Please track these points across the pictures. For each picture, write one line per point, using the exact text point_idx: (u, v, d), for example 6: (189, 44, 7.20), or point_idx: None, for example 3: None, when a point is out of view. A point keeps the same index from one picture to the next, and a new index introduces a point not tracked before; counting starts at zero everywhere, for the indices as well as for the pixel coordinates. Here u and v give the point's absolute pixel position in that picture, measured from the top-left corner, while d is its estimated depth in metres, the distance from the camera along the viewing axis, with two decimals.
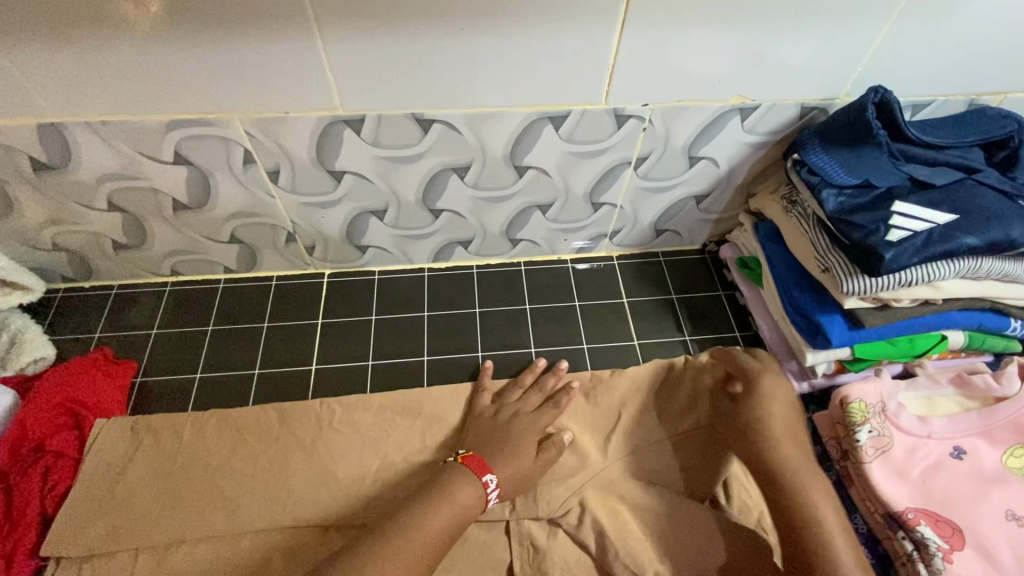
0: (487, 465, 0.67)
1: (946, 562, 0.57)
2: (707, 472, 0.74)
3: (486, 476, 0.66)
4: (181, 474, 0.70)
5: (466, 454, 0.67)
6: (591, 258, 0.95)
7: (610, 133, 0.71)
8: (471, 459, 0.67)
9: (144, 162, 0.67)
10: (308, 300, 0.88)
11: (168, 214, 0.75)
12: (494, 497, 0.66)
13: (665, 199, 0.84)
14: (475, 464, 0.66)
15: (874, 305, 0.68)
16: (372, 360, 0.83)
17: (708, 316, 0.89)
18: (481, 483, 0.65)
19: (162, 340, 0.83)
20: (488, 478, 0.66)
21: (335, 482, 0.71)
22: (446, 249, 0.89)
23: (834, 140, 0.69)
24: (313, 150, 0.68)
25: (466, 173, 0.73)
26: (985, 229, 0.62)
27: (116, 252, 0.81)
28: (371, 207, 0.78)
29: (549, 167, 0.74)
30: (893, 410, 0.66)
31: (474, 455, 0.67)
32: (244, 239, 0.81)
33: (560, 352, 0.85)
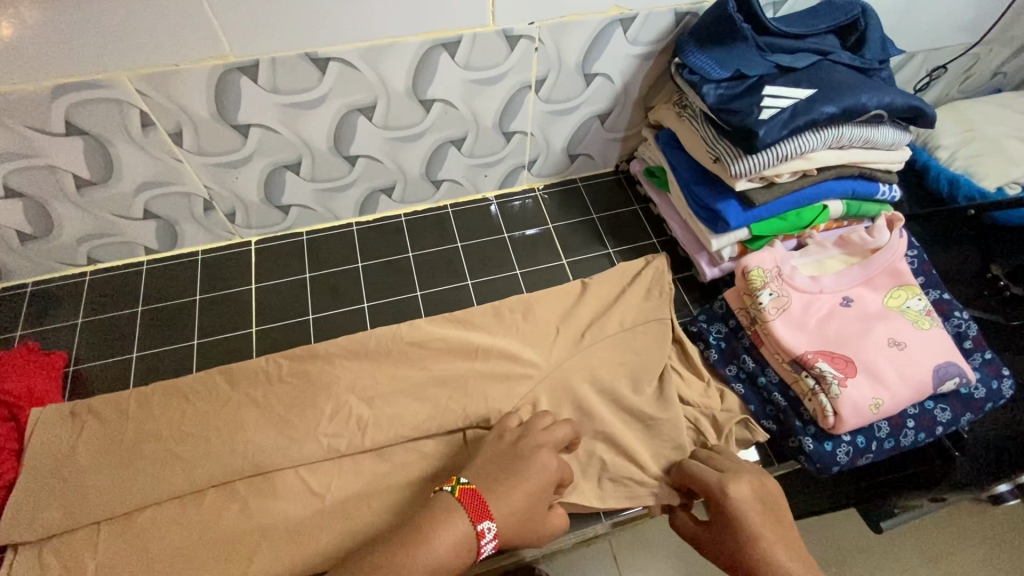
0: (486, 509, 0.56)
1: (841, 387, 0.66)
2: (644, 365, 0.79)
3: (483, 522, 0.55)
4: (130, 447, 0.70)
5: (466, 487, 0.58)
6: (514, 192, 0.98)
7: (504, 56, 0.74)
8: (467, 494, 0.57)
9: (34, 138, 0.65)
10: (239, 268, 0.88)
11: (71, 193, 0.73)
12: (489, 549, 0.56)
13: (572, 122, 0.88)
14: (473, 503, 0.56)
15: (761, 185, 0.76)
16: (313, 314, 0.85)
17: (627, 228, 0.95)
18: (476, 531, 0.55)
19: (90, 328, 0.81)
20: (485, 525, 0.55)
21: (291, 428, 0.72)
22: (370, 200, 0.90)
23: (707, 40, 0.76)
24: (212, 104, 0.68)
25: (372, 112, 0.75)
26: (840, 98, 0.70)
27: (22, 245, 0.78)
28: (284, 160, 0.78)
29: (453, 97, 0.77)
30: (788, 273, 0.74)
31: (472, 493, 0.58)
32: (159, 213, 0.80)
33: (495, 281, 0.90)
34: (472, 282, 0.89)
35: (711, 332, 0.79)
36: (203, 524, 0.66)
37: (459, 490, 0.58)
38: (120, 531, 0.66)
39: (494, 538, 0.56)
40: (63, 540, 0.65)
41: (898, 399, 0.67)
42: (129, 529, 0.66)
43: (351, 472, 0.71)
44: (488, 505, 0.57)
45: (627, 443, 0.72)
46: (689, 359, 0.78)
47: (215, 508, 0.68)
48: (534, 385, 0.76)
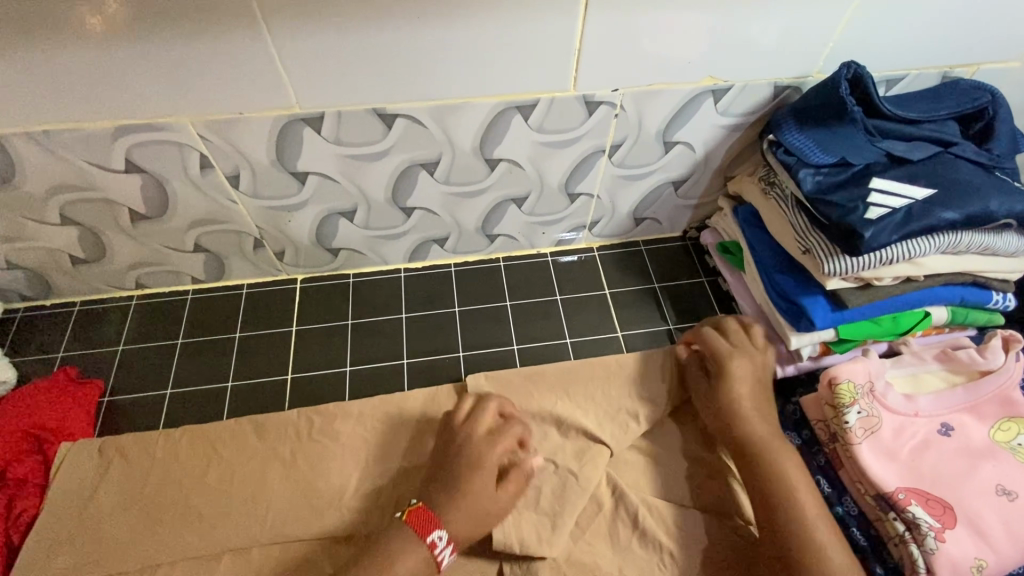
0: (432, 522, 0.58)
1: (938, 541, 0.56)
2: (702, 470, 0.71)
3: (431, 534, 0.57)
4: (154, 494, 0.67)
5: (415, 509, 0.58)
6: (572, 250, 0.92)
7: (581, 120, 0.69)
8: (416, 512, 0.58)
9: (95, 172, 0.64)
10: (281, 306, 0.85)
11: (125, 224, 0.72)
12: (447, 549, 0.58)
13: (643, 187, 0.82)
14: (420, 520, 0.58)
15: (857, 285, 0.67)
16: (350, 365, 0.80)
17: (691, 303, 0.87)
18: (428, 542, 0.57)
19: (129, 356, 0.80)
20: (434, 535, 0.57)
21: (316, 493, 0.68)
22: (422, 248, 0.86)
23: (810, 119, 0.68)
24: (273, 152, 0.65)
25: (435, 168, 0.71)
26: (963, 204, 0.61)
27: (74, 267, 0.78)
28: (339, 207, 0.75)
29: (521, 158, 0.72)
30: (879, 390, 0.66)
31: (419, 506, 0.59)
32: (210, 247, 0.78)
33: (543, 348, 0.83)
34: (519, 346, 0.83)
35: None
36: None
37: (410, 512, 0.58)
38: None
39: (446, 543, 0.58)
40: None
41: (1007, 562, 0.57)
42: None
43: None
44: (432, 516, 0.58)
45: (678, 561, 0.64)
46: None
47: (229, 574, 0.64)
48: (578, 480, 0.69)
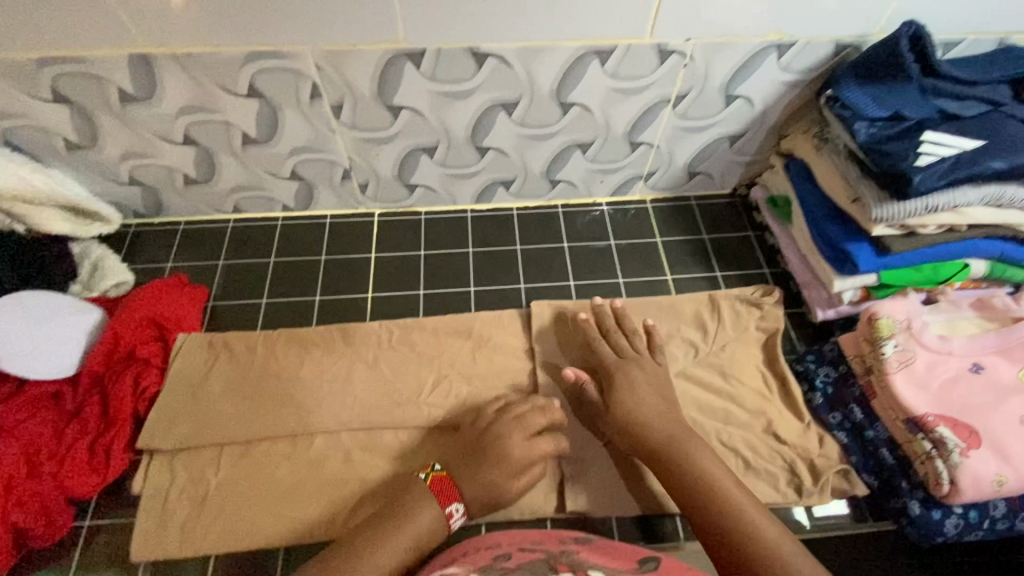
0: (454, 492, 0.64)
1: (962, 457, 0.62)
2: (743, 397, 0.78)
3: (451, 505, 0.63)
4: (256, 382, 0.77)
5: (437, 475, 0.64)
6: (624, 202, 0.97)
7: (652, 68, 0.75)
8: (438, 482, 0.64)
9: (220, 95, 0.72)
10: (360, 235, 0.94)
11: (236, 146, 0.80)
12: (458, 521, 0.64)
13: (701, 140, 0.88)
14: (442, 490, 0.63)
15: (901, 233, 0.73)
16: (423, 290, 0.89)
17: (739, 253, 0.93)
18: (445, 510, 0.62)
19: (229, 270, 0.89)
20: (453, 507, 0.63)
21: (395, 392, 0.77)
22: (489, 190, 0.94)
23: (868, 76, 0.74)
24: (376, 85, 0.73)
25: (514, 109, 0.78)
26: (1010, 154, 0.66)
27: (186, 187, 0.87)
28: (423, 143, 0.83)
29: (592, 103, 0.79)
30: (917, 328, 0.71)
31: (441, 476, 0.65)
32: (304, 175, 0.87)
33: (597, 286, 0.90)
34: (575, 283, 0.90)
35: (818, 375, 0.78)
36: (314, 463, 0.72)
37: (433, 479, 0.64)
38: (240, 455, 0.73)
39: (462, 514, 0.64)
40: (191, 455, 0.72)
41: None
42: (247, 456, 0.73)
43: (443, 443, 0.74)
44: (457, 489, 0.64)
45: None
46: (792, 400, 0.77)
47: (320, 453, 0.73)
48: None
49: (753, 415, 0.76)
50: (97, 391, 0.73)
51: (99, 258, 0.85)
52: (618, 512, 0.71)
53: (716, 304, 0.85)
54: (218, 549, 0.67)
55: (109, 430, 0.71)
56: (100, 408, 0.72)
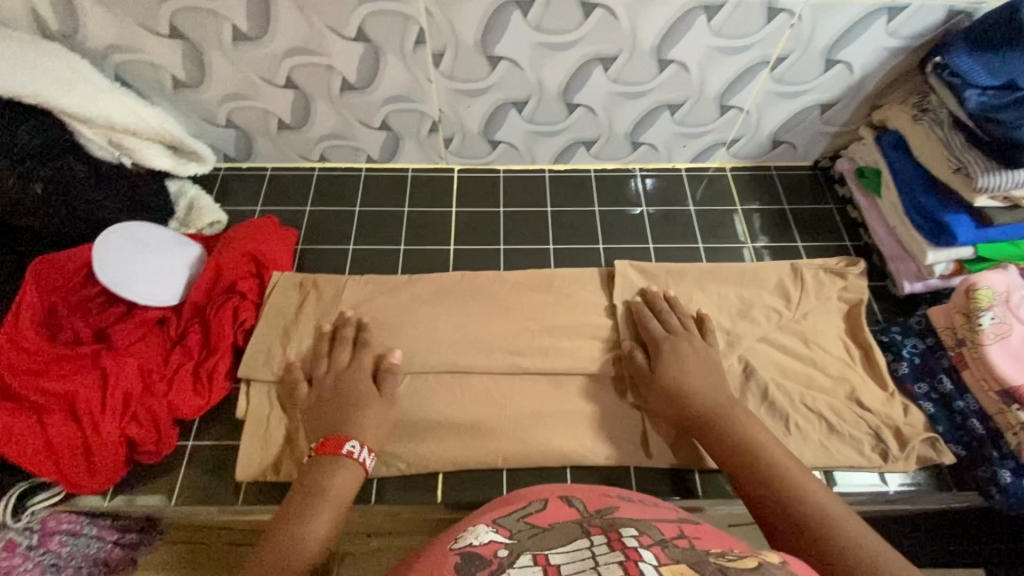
0: (343, 437, 0.66)
1: None
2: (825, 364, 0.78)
3: (346, 446, 0.65)
4: (346, 322, 0.79)
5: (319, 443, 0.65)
6: (703, 168, 0.98)
7: (758, 27, 0.74)
8: (324, 445, 0.65)
9: (329, 37, 0.74)
10: (441, 189, 0.95)
11: (334, 92, 0.82)
12: (369, 455, 0.66)
13: (792, 107, 0.87)
14: (335, 447, 0.64)
15: (1003, 206, 0.73)
16: (503, 245, 0.90)
17: (819, 225, 0.93)
18: (347, 454, 0.64)
19: (316, 216, 0.92)
20: (350, 446, 0.65)
21: (479, 339, 0.79)
22: (570, 149, 0.94)
23: (982, 44, 0.71)
24: (480, 33, 0.74)
25: (612, 64, 0.78)
26: None
27: (277, 132, 0.89)
28: (515, 97, 0.83)
29: (691, 61, 0.78)
30: (1015, 302, 0.70)
31: (324, 439, 0.65)
32: (393, 125, 0.89)
33: (675, 250, 0.91)
34: (654, 246, 0.91)
35: (904, 345, 0.78)
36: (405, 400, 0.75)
37: (320, 446, 0.65)
38: None
39: (362, 448, 0.65)
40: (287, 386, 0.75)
41: None
42: None
43: (526, 390, 0.76)
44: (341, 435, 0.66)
45: (800, 430, 0.72)
46: (876, 369, 0.77)
47: (408, 392, 0.76)
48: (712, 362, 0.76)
49: (835, 382, 0.76)
50: (199, 320, 0.75)
51: (194, 197, 0.87)
52: (701, 467, 0.72)
53: (799, 272, 0.85)
54: None
55: (210, 357, 0.73)
56: (202, 337, 0.74)
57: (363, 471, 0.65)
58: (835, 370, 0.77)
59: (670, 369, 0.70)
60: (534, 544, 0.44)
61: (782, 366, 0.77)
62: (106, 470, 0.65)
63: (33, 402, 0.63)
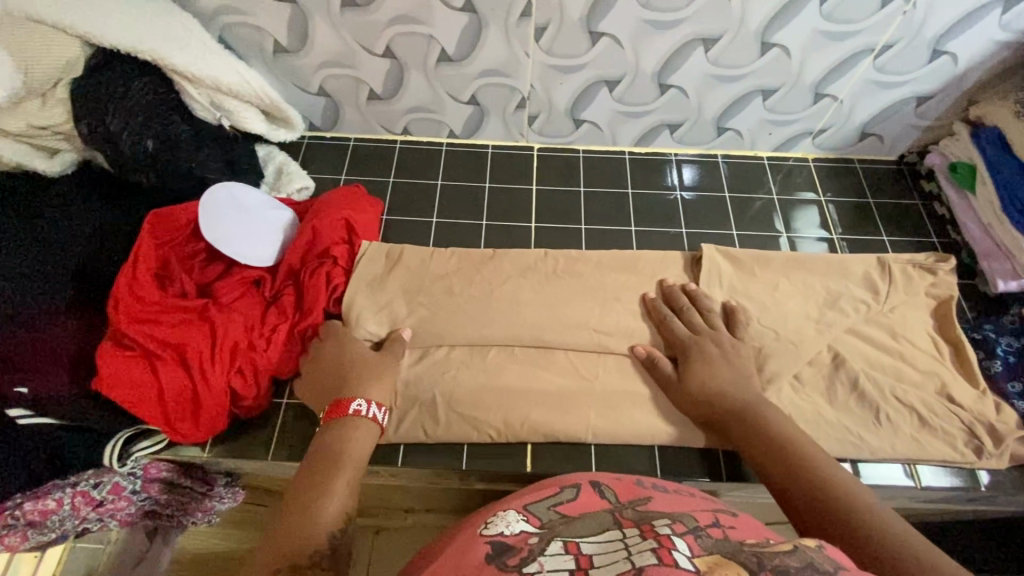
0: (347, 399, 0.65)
1: None
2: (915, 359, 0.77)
3: (352, 405, 0.65)
4: (433, 292, 0.80)
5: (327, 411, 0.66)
6: (786, 157, 0.97)
7: (870, 13, 0.74)
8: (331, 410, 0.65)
9: (436, 7, 0.75)
10: (521, 167, 0.95)
11: (430, 63, 0.82)
12: (379, 408, 0.66)
13: (887, 98, 0.86)
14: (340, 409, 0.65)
15: None
16: (585, 225, 0.90)
17: (904, 220, 0.91)
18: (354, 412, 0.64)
19: (399, 188, 0.93)
20: (356, 405, 0.65)
21: (564, 315, 0.79)
22: (653, 132, 0.94)
23: None
24: (588, 8, 0.74)
25: (714, 46, 0.78)
26: None
27: (367, 102, 0.90)
28: (609, 76, 0.83)
29: (795, 46, 0.78)
30: None
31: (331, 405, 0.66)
32: (481, 100, 0.89)
33: (758, 238, 0.90)
34: (736, 233, 0.90)
35: (1000, 343, 0.78)
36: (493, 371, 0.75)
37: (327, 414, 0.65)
38: (421, 357, 0.76)
39: (369, 402, 0.65)
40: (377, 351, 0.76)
41: None
42: (428, 359, 0.76)
43: (612, 368, 0.76)
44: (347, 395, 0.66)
45: (891, 421, 0.72)
46: (967, 365, 0.77)
47: (495, 364, 0.76)
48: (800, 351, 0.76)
49: (924, 376, 0.76)
50: (294, 281, 0.76)
51: (283, 163, 0.89)
52: None
53: (889, 266, 0.83)
54: (408, 437, 0.72)
55: (304, 319, 0.73)
56: (297, 299, 0.75)
57: (377, 427, 0.65)
58: (924, 365, 0.76)
59: (712, 373, 0.69)
60: (566, 531, 0.43)
61: (871, 357, 0.76)
62: (210, 419, 0.66)
63: (148, 348, 0.65)
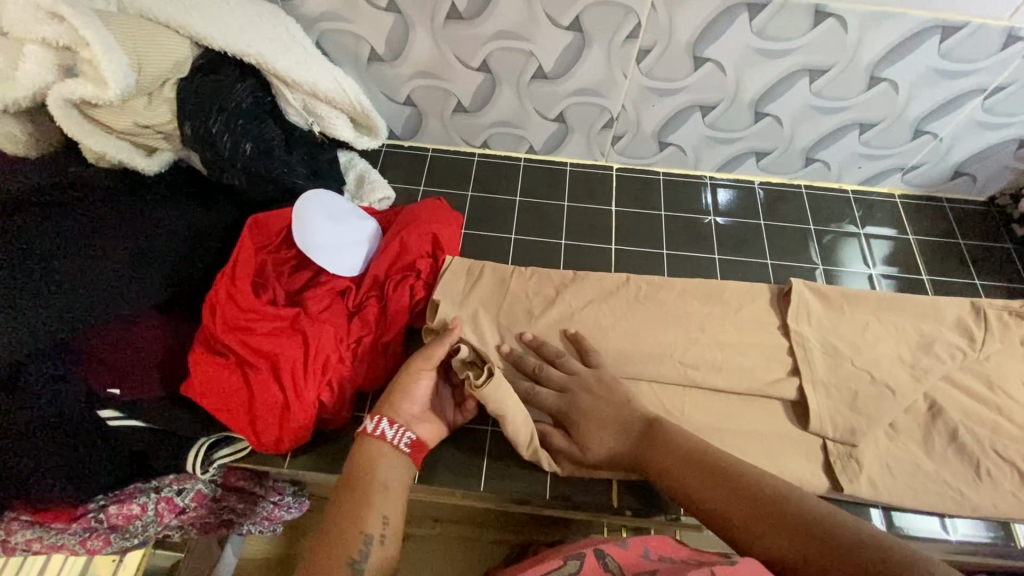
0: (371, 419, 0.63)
1: None
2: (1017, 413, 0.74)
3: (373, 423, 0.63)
4: (515, 312, 0.78)
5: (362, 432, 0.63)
6: (872, 192, 0.95)
7: (990, 52, 0.72)
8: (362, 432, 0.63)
9: (543, 25, 0.74)
10: (599, 186, 0.94)
11: (525, 80, 0.81)
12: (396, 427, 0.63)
13: (989, 139, 0.84)
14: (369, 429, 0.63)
15: None
16: (667, 250, 0.88)
17: (996, 263, 0.89)
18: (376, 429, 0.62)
19: (477, 201, 0.91)
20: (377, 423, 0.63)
21: (649, 344, 0.77)
22: (738, 159, 0.92)
23: None
24: (698, 32, 0.73)
25: (820, 76, 0.76)
26: None
27: (452, 114, 0.89)
28: (705, 101, 0.82)
29: (904, 81, 0.76)
30: None
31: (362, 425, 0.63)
32: (569, 119, 0.87)
33: (844, 274, 0.87)
34: (822, 267, 0.88)
35: None
36: None
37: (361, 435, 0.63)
38: None
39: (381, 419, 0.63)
40: None
41: None
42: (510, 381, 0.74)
43: (698, 402, 0.74)
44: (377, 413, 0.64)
45: (992, 476, 0.70)
46: None
47: None
48: (896, 397, 0.73)
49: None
50: (379, 293, 0.74)
51: (364, 171, 0.88)
52: (885, 503, 0.69)
53: (987, 313, 0.80)
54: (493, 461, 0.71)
55: (389, 332, 0.72)
56: (381, 313, 0.73)
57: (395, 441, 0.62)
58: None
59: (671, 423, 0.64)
60: None
61: (970, 408, 0.74)
62: (294, 433, 0.65)
63: (241, 357, 0.65)
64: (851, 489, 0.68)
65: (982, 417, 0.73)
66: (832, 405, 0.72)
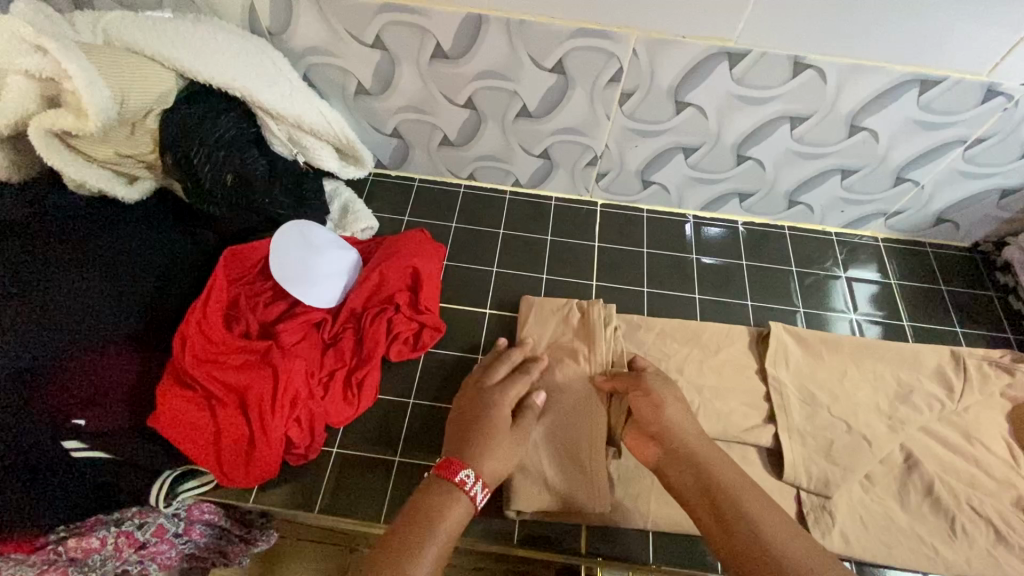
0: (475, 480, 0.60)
1: None
2: (995, 468, 0.73)
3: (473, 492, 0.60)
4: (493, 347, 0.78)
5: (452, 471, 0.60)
6: (855, 235, 0.95)
7: (969, 106, 0.73)
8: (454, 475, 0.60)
9: (527, 66, 0.74)
10: (583, 221, 0.94)
11: (509, 117, 0.82)
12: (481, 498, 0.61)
13: (972, 188, 0.84)
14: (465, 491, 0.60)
15: None
16: (648, 287, 0.88)
17: (978, 311, 0.88)
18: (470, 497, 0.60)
19: (460, 233, 0.91)
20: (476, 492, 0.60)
21: None
22: (722, 199, 0.92)
23: None
24: (679, 78, 0.73)
25: (801, 123, 0.77)
26: None
27: (438, 147, 0.89)
28: (688, 143, 0.82)
29: (884, 130, 0.77)
30: None
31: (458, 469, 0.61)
32: (553, 155, 0.88)
33: (825, 317, 0.87)
34: (803, 310, 0.87)
35: None
36: (553, 441, 0.72)
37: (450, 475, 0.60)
38: None
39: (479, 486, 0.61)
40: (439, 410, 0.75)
41: None
42: None
43: None
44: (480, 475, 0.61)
45: (968, 534, 0.68)
46: None
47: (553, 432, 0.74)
48: (872, 448, 0.72)
49: (1005, 488, 0.72)
50: (355, 326, 0.75)
51: (348, 201, 0.88)
52: (859, 558, 0.68)
53: (968, 363, 0.80)
54: None
55: (363, 366, 0.72)
56: (356, 347, 0.74)
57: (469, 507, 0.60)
58: (1004, 474, 0.73)
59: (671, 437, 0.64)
60: None
61: (948, 460, 0.73)
62: (261, 470, 0.64)
63: (208, 391, 0.65)
64: (823, 542, 0.67)
65: (960, 471, 0.72)
66: (806, 454, 0.72)
